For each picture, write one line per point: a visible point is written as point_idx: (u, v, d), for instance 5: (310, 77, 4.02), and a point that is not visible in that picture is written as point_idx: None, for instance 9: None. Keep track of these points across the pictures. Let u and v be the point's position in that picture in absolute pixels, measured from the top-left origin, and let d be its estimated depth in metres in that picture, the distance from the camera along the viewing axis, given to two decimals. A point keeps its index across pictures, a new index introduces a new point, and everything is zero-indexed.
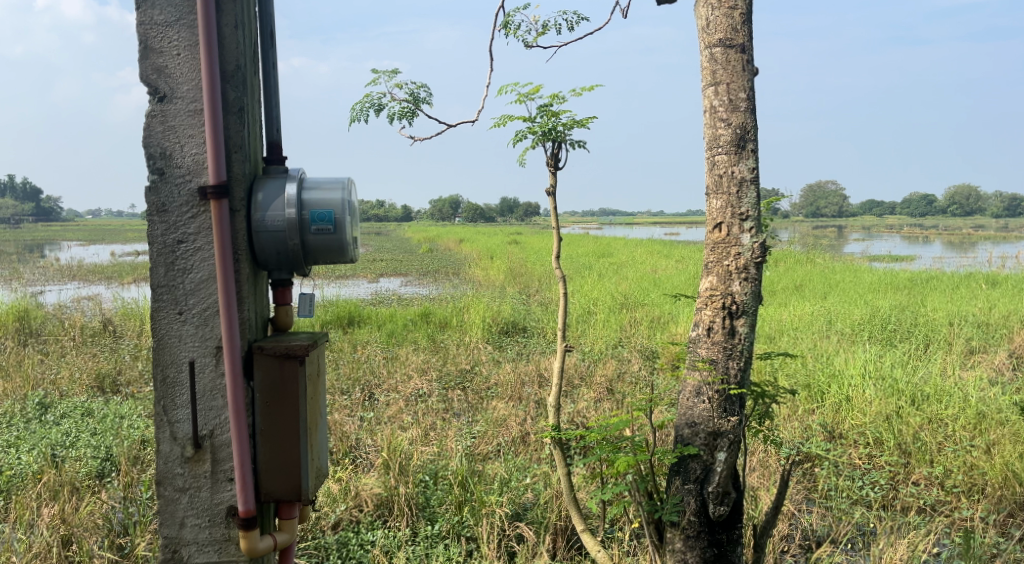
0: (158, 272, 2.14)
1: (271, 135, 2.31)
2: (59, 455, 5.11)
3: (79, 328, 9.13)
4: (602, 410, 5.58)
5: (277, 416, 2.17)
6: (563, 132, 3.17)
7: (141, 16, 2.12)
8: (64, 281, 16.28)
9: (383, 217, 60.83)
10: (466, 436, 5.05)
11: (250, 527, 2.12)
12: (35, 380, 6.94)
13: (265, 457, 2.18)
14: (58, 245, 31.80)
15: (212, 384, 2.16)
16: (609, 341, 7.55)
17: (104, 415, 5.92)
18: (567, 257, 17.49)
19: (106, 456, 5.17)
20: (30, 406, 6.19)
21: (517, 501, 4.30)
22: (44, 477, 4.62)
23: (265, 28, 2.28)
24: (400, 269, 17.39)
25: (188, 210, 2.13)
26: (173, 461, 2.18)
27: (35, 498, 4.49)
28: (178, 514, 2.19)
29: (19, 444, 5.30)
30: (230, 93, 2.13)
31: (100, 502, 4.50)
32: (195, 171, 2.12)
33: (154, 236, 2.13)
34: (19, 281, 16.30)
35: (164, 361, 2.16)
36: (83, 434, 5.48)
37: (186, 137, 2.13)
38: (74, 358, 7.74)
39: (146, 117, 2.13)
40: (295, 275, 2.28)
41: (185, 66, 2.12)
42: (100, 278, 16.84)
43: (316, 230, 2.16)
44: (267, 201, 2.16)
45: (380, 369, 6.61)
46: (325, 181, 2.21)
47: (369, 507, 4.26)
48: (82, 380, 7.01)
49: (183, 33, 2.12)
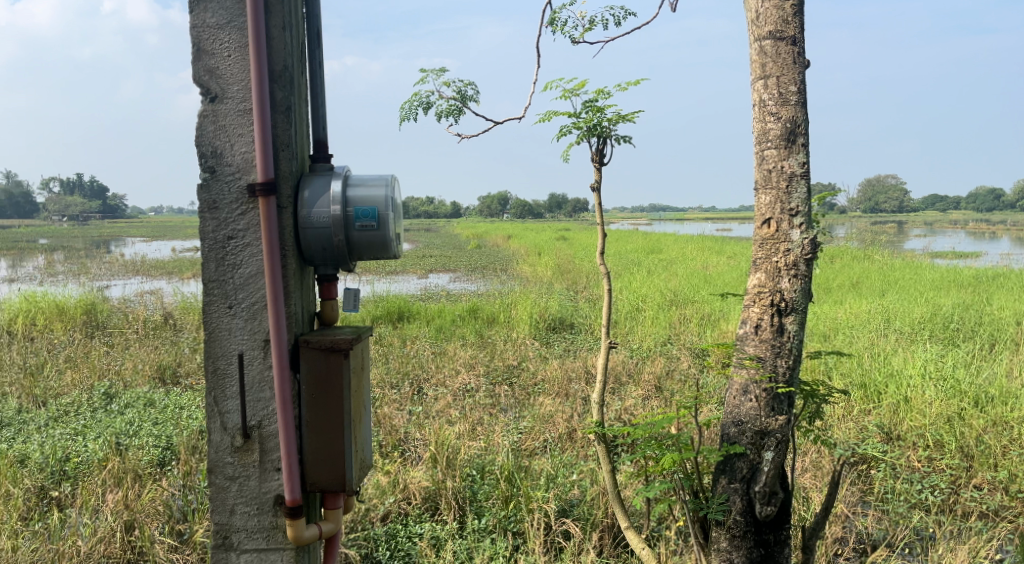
0: (209, 267, 2.21)
1: (317, 134, 2.36)
2: (123, 443, 5.31)
3: (142, 321, 9.45)
4: (649, 408, 5.54)
5: (322, 408, 2.22)
6: (608, 128, 3.15)
7: (194, 19, 2.18)
8: (128, 276, 16.87)
9: (433, 214, 61.49)
10: (513, 432, 5.08)
11: (296, 515, 2.18)
12: (101, 371, 7.23)
13: (311, 448, 2.23)
14: (123, 240, 32.94)
15: (260, 375, 2.22)
16: (658, 338, 7.50)
17: (165, 405, 6.14)
18: (616, 253, 17.40)
19: (166, 445, 5.36)
20: (96, 395, 6.46)
21: (563, 497, 4.30)
22: (110, 463, 4.81)
23: (312, 28, 2.34)
24: (449, 265, 17.53)
25: (238, 208, 2.19)
26: (223, 450, 2.25)
27: (101, 483, 4.69)
28: (228, 501, 2.26)
29: (86, 432, 5.52)
30: (278, 92, 2.18)
31: (162, 488, 4.66)
32: (245, 169, 2.19)
33: (205, 233, 2.20)
34: (86, 276, 16.92)
35: (215, 354, 2.23)
36: (145, 423, 5.69)
37: (236, 136, 2.19)
38: (137, 349, 8.02)
39: (199, 117, 2.20)
40: (340, 270, 2.33)
41: (235, 68, 2.18)
42: (161, 273, 17.40)
43: (360, 226, 2.20)
44: (313, 198, 2.21)
45: (428, 364, 6.69)
46: (370, 178, 2.25)
47: (417, 499, 4.32)
48: (144, 371, 7.26)
49: (233, 35, 2.18)
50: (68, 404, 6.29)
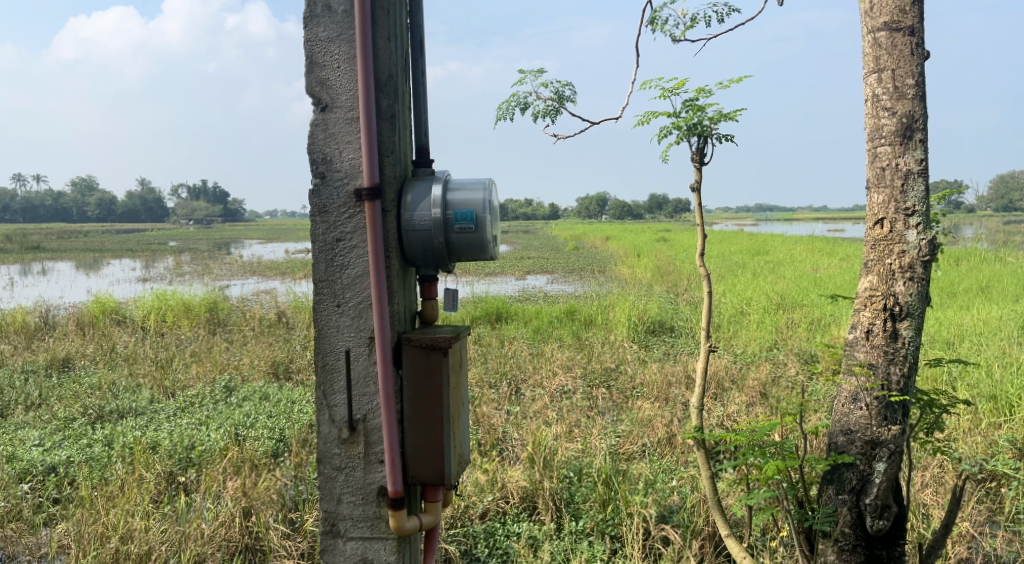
0: (319, 268, 2.33)
1: (419, 139, 2.45)
2: (241, 434, 5.64)
3: (258, 319, 9.99)
4: (752, 415, 5.40)
5: (422, 404, 2.30)
6: (709, 126, 3.11)
7: (308, 33, 2.31)
8: (245, 276, 17.84)
9: (533, 215, 61.82)
10: (611, 435, 5.07)
11: (398, 506, 2.27)
12: (222, 365, 7.69)
13: (412, 442, 2.32)
14: (240, 243, 34.81)
15: (366, 370, 2.33)
16: (763, 343, 7.29)
17: (279, 399, 6.47)
18: (720, 255, 17.01)
19: (281, 436, 5.66)
20: (218, 388, 6.87)
21: (662, 503, 4.26)
22: (230, 452, 5.13)
23: (416, 38, 2.43)
24: (548, 266, 17.61)
25: (346, 211, 2.30)
26: (332, 441, 2.36)
27: (222, 471, 5.00)
28: (336, 490, 2.37)
29: (208, 423, 5.90)
30: (383, 101, 2.28)
31: (276, 478, 4.93)
32: (352, 174, 2.30)
33: (315, 235, 2.32)
34: (209, 276, 18.01)
35: (324, 349, 2.35)
36: (261, 415, 6.02)
37: (345, 144, 2.30)
38: (253, 345, 8.48)
39: (310, 125, 2.32)
40: (439, 271, 2.41)
41: (344, 78, 2.30)
42: (275, 274, 18.30)
43: (459, 229, 2.27)
44: (415, 202, 2.29)
45: (526, 365, 6.76)
46: (469, 182, 2.32)
47: (515, 499, 4.38)
48: (260, 366, 7.67)
49: (343, 47, 2.29)
50: (192, 396, 6.73)
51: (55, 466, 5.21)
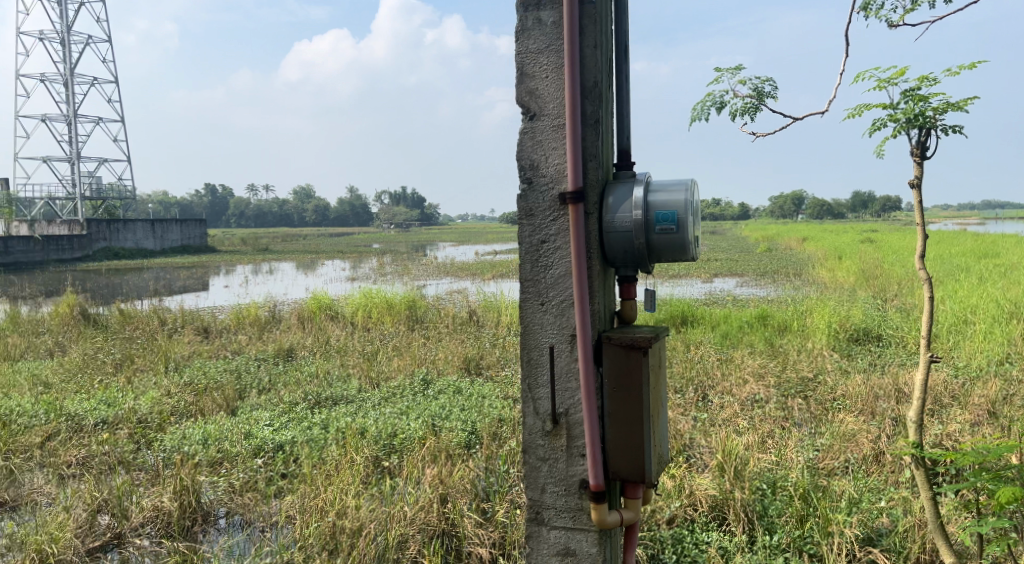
0: (525, 268, 2.45)
1: (621, 142, 2.51)
2: (437, 425, 6.00)
3: (451, 317, 10.54)
4: (977, 435, 4.92)
5: (623, 401, 2.36)
6: (933, 118, 2.91)
7: (519, 46, 2.44)
8: (440, 276, 18.87)
9: (723, 216, 59.86)
10: (809, 448, 4.84)
11: (600, 500, 2.34)
12: (420, 359, 8.20)
13: (613, 438, 2.38)
14: (435, 245, 36.74)
15: (568, 366, 2.42)
16: (990, 358, 6.60)
17: (471, 394, 6.80)
18: (936, 257, 15.56)
19: (473, 429, 5.96)
20: (416, 381, 7.33)
21: (869, 525, 4.02)
22: (427, 442, 5.47)
23: (619, 44, 2.49)
24: (739, 269, 17.03)
25: (551, 214, 2.41)
26: (536, 433, 2.48)
27: (421, 459, 5.34)
28: (540, 480, 2.49)
29: (408, 413, 6.32)
30: (588, 107, 2.36)
31: (469, 468, 5.21)
32: (557, 179, 2.40)
33: (522, 238, 2.45)
34: (408, 276, 19.24)
35: (529, 345, 2.47)
36: (454, 408, 6.35)
37: (551, 150, 2.41)
38: (447, 342, 8.97)
39: (519, 134, 2.45)
40: (640, 272, 2.45)
41: (552, 87, 2.40)
42: (467, 274, 19.19)
43: (661, 229, 2.31)
44: (617, 204, 2.35)
45: (715, 371, 6.60)
46: (671, 183, 2.35)
47: (703, 507, 4.31)
48: (452, 361, 8.09)
49: (551, 57, 2.40)
50: (394, 387, 7.24)
51: (282, 444, 5.82)
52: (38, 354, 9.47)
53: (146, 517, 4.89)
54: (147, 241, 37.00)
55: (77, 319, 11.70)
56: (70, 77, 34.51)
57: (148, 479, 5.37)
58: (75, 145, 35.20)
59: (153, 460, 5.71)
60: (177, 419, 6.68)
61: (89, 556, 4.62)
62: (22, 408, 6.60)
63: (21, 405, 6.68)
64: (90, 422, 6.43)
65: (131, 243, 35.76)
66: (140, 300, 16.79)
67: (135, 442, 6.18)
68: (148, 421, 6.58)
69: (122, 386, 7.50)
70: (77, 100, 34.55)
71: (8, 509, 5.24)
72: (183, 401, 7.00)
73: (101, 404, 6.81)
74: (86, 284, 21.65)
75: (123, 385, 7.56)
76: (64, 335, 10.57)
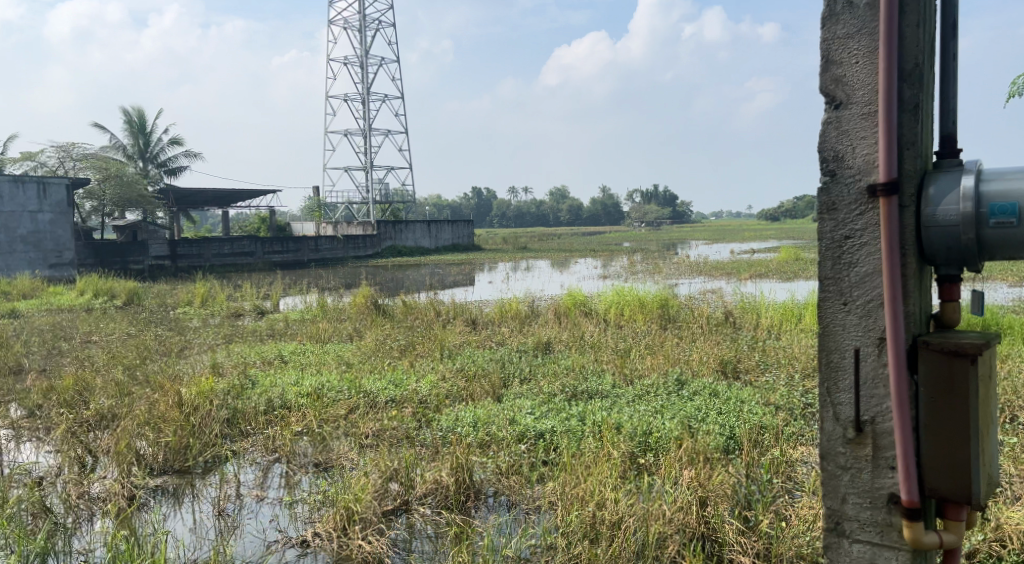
0: (826, 265, 2.35)
1: (944, 128, 2.31)
2: (693, 426, 5.92)
3: (708, 318, 10.32)
4: None
5: (942, 413, 2.18)
6: None
7: (826, 31, 2.34)
8: (694, 276, 18.53)
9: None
10: None
11: (914, 517, 2.17)
12: (675, 359, 8.13)
13: (928, 453, 2.21)
14: (690, 243, 36.05)
15: (874, 371, 2.29)
16: None
17: (728, 397, 6.63)
18: None
19: (731, 434, 5.81)
20: (671, 381, 7.25)
21: None
22: (684, 443, 5.39)
23: (946, 19, 2.30)
24: None
25: (857, 208, 2.28)
26: (836, 439, 2.38)
27: (678, 460, 5.28)
28: (841, 489, 2.39)
29: (664, 412, 6.27)
30: (906, 90, 2.20)
31: (729, 474, 5.08)
32: (866, 170, 2.26)
33: (824, 233, 2.34)
34: (661, 274, 19.14)
35: (830, 347, 2.37)
36: (711, 411, 6.21)
37: (859, 139, 2.28)
38: (703, 343, 8.80)
39: (823, 124, 2.35)
40: (965, 271, 2.24)
41: (862, 73, 2.27)
42: (723, 273, 18.65)
43: (995, 223, 2.10)
44: (939, 196, 2.18)
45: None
46: (1007, 171, 2.14)
47: (1014, 545, 3.77)
48: (709, 363, 7.89)
49: (862, 41, 2.27)
50: (649, 385, 7.22)
51: (543, 433, 6.08)
52: (339, 338, 10.83)
53: (427, 489, 5.35)
54: (424, 239, 40.80)
55: (369, 308, 13.20)
56: (364, 95, 39.04)
57: (429, 454, 5.88)
58: (367, 155, 39.68)
59: (431, 438, 6.24)
60: (451, 401, 7.24)
61: (384, 518, 5.14)
62: (329, 383, 7.59)
63: (327, 381, 7.68)
64: (381, 399, 7.20)
65: (412, 241, 39.78)
66: (419, 293, 18.51)
67: (418, 420, 6.81)
68: (427, 402, 7.21)
69: (405, 369, 8.32)
70: (370, 115, 38.98)
71: (321, 469, 6.03)
72: (455, 385, 7.58)
73: (390, 384, 7.61)
74: (374, 278, 24.33)
75: (406, 368, 8.37)
76: (359, 322, 11.98)
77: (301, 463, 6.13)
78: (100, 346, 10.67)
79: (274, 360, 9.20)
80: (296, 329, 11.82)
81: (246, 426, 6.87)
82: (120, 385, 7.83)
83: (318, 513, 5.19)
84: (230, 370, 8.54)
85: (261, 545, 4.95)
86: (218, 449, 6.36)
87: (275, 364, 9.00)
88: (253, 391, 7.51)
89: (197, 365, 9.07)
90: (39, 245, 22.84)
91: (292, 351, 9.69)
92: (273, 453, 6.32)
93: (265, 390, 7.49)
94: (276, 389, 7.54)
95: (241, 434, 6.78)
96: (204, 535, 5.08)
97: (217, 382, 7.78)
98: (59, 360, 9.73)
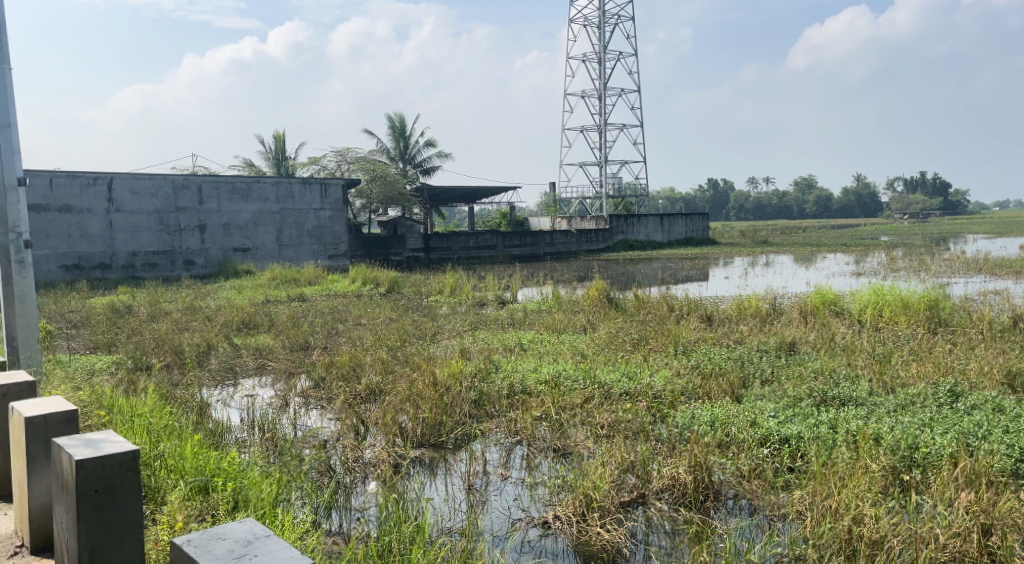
0: None
1: None
2: (972, 445, 5.30)
3: (987, 323, 9.18)
4: None
5: None
6: None
7: None
8: (969, 275, 16.50)
9: None
10: None
11: None
12: (947, 368, 7.34)
13: None
14: (962, 238, 32.10)
15: None
16: None
17: (1013, 414, 5.88)
18: None
19: (1020, 456, 5.11)
20: (941, 392, 6.55)
21: None
22: (960, 462, 4.88)
23: None
24: None
25: None
26: None
27: (953, 480, 4.81)
28: None
29: (933, 426, 5.67)
30: None
31: (1018, 502, 4.54)
32: None
33: None
34: (928, 272, 17.29)
35: None
36: (995, 429, 5.49)
37: None
38: (983, 351, 7.85)
39: None
40: None
41: None
42: (1005, 273, 16.43)
43: None
44: None
45: None
46: None
47: None
48: (991, 375, 7.04)
49: None
50: (914, 395, 6.58)
51: (787, 438, 5.76)
52: (575, 329, 11.09)
53: (664, 485, 5.30)
54: (656, 234, 40.41)
55: (603, 301, 13.37)
56: (602, 90, 39.52)
57: (666, 449, 5.89)
58: (603, 150, 40.15)
59: (666, 433, 6.20)
60: (687, 398, 7.15)
61: (622, 509, 5.15)
62: (566, 372, 7.82)
63: (565, 370, 7.93)
64: (616, 392, 7.31)
65: (644, 236, 39.64)
66: (652, 288, 18.43)
67: (653, 415, 6.82)
68: (662, 397, 7.20)
69: (639, 362, 8.35)
70: (607, 110, 39.43)
71: (560, 455, 6.24)
72: (691, 382, 7.47)
73: (624, 376, 7.69)
74: (608, 272, 24.60)
75: (641, 361, 8.40)
76: (594, 314, 12.19)
77: (541, 448, 6.39)
78: (366, 328, 11.88)
79: (515, 347, 9.64)
80: (534, 319, 12.30)
81: (491, 408, 7.30)
82: (384, 363, 8.68)
83: (558, 497, 5.36)
84: (476, 355, 9.11)
85: (507, 521, 5.13)
86: (467, 427, 6.83)
87: (517, 351, 9.44)
88: (497, 376, 7.96)
89: (447, 349, 9.78)
90: (319, 238, 25.94)
91: (530, 340, 10.10)
92: (515, 435, 6.68)
93: (507, 376, 7.91)
94: (518, 375, 7.93)
95: (487, 415, 7.20)
96: (456, 506, 5.34)
97: (465, 365, 8.34)
98: (334, 338, 10.98)
